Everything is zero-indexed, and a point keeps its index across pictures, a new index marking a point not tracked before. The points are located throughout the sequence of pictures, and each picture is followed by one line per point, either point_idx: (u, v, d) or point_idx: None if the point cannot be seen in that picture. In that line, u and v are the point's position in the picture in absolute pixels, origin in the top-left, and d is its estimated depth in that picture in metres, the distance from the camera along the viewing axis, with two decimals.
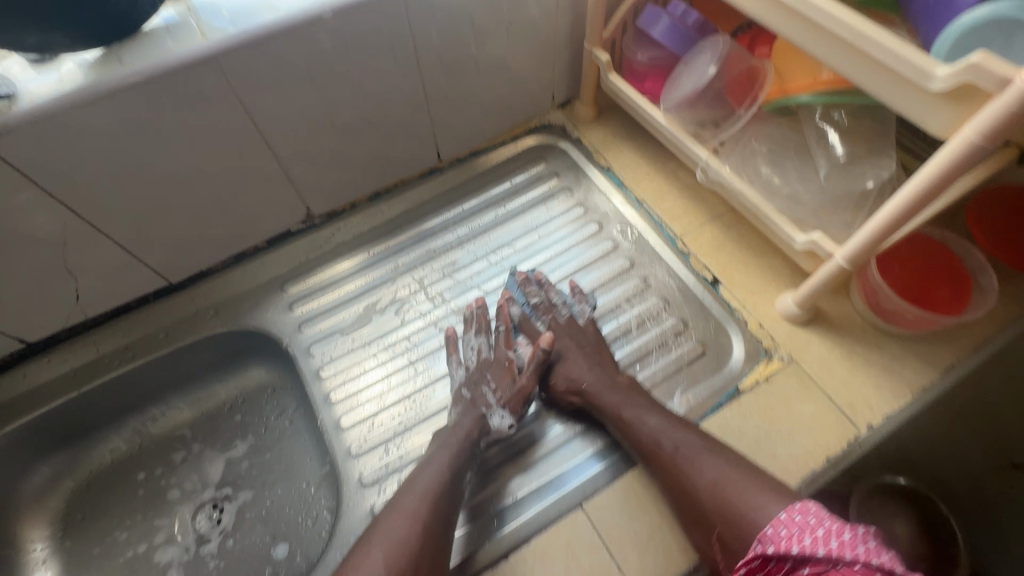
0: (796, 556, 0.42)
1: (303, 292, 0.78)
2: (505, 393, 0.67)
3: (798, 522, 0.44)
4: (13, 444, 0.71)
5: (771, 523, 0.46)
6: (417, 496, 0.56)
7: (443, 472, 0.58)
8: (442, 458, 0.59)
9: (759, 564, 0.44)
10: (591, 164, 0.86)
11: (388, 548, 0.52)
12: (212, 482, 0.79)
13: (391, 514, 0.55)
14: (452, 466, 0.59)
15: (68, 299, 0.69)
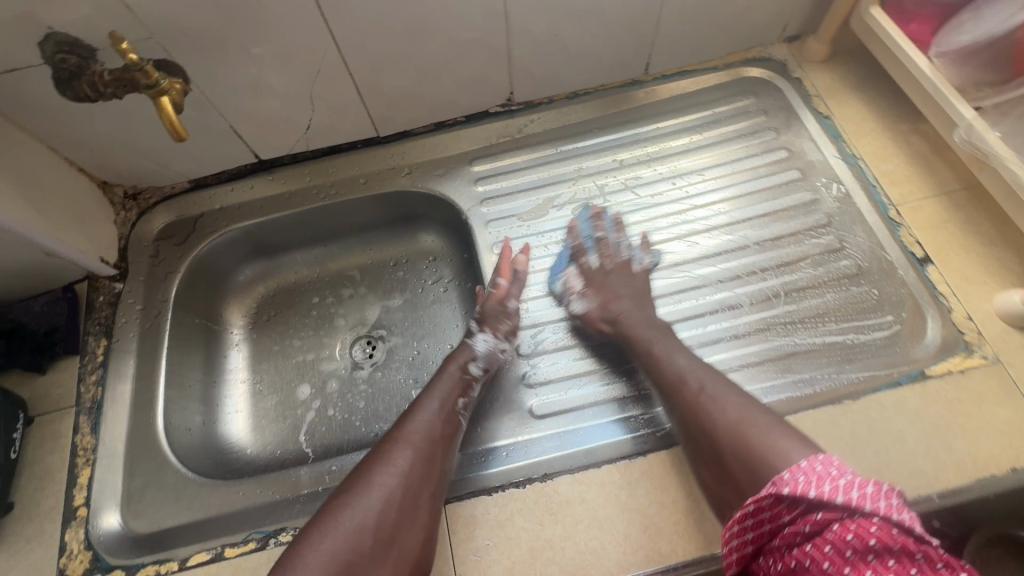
0: (811, 500, 0.41)
1: (489, 172, 0.82)
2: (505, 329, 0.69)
3: (818, 472, 0.43)
4: (233, 242, 0.83)
5: (789, 469, 0.45)
6: (422, 426, 0.59)
7: (443, 402, 0.62)
8: (443, 391, 0.63)
9: (769, 503, 0.44)
10: (806, 109, 0.80)
11: (384, 472, 0.54)
12: (370, 322, 0.88)
13: (391, 439, 0.57)
14: (453, 401, 0.62)
15: (301, 126, 0.78)
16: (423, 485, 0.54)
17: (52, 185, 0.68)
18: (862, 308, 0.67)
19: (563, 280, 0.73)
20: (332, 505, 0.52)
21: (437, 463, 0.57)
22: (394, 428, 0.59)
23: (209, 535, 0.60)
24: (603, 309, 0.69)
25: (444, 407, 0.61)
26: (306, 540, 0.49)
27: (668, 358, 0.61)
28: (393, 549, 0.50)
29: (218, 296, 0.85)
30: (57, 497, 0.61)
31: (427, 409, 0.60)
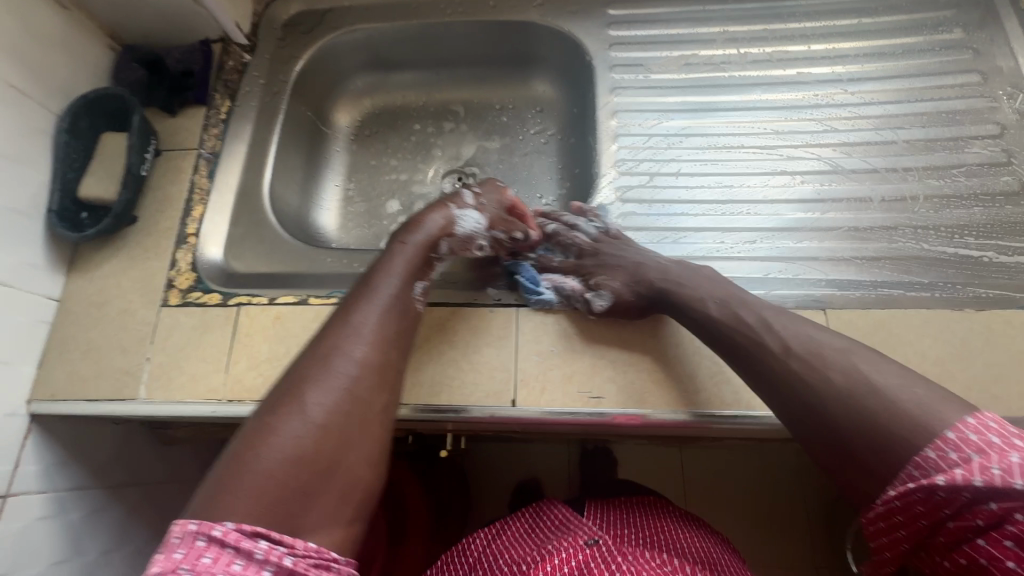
0: (975, 488, 0.37)
1: (625, 18, 0.76)
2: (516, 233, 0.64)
3: (970, 447, 0.38)
4: (354, 45, 0.83)
5: (933, 443, 0.39)
6: (362, 335, 0.49)
7: (395, 294, 0.53)
8: (394, 283, 0.54)
9: (919, 494, 0.39)
10: (1010, 9, 0.69)
11: (315, 383, 0.46)
12: (464, 158, 0.88)
13: (325, 341, 0.49)
14: (407, 293, 0.54)
15: None
16: (366, 393, 0.47)
17: None
18: (1013, 230, 0.59)
19: (556, 287, 0.60)
20: (248, 440, 0.43)
21: (383, 366, 0.49)
22: (332, 327, 0.50)
23: (296, 286, 0.64)
24: (631, 278, 0.58)
25: (395, 301, 0.53)
26: (225, 480, 0.41)
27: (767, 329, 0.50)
28: (337, 473, 0.44)
29: (329, 98, 0.87)
30: (172, 222, 0.67)
31: (372, 305, 0.52)
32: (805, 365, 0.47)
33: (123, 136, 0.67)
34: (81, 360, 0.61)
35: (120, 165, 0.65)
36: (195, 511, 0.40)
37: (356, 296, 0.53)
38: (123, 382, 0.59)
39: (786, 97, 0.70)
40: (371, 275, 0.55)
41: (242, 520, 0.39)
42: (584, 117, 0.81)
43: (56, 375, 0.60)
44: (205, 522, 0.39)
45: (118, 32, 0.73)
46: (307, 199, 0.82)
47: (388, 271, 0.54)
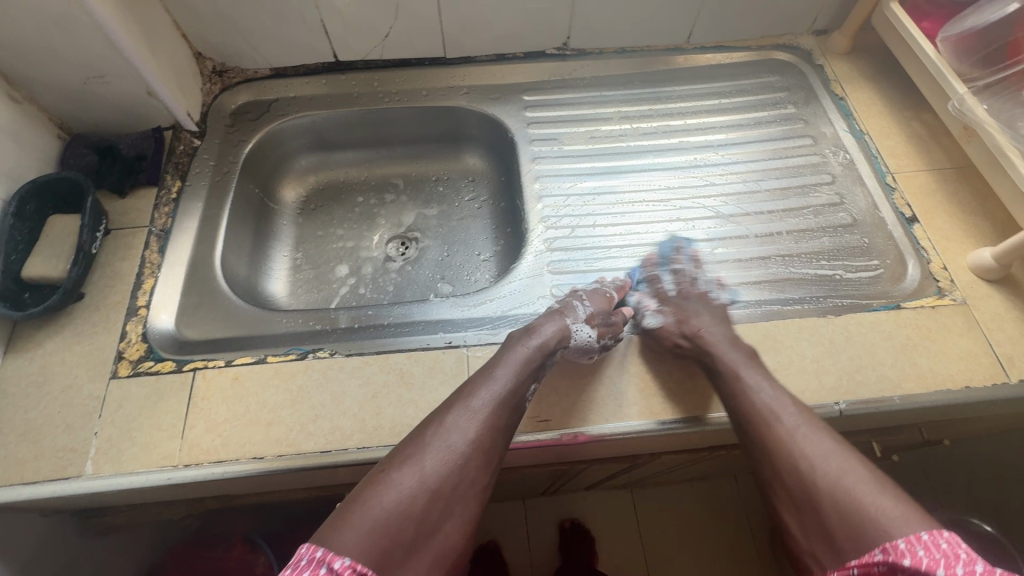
0: None
1: (538, 102, 0.91)
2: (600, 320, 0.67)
3: None
4: (299, 129, 0.92)
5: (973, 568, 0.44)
6: (474, 408, 0.57)
7: (512, 385, 0.60)
8: (509, 373, 0.60)
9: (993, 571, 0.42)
10: (825, 90, 0.90)
11: (430, 455, 0.53)
12: (404, 224, 0.96)
13: (442, 417, 0.56)
14: (520, 386, 0.60)
15: (381, 33, 0.87)
16: (471, 474, 0.54)
17: (160, 36, 0.77)
18: (853, 253, 0.75)
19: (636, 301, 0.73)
20: (372, 485, 0.51)
21: (489, 452, 0.56)
22: (451, 404, 0.58)
23: (253, 347, 0.66)
24: (682, 325, 0.67)
25: (509, 390, 0.59)
26: (346, 519, 0.48)
27: (759, 389, 0.59)
28: (434, 537, 0.51)
29: (276, 177, 0.93)
30: (123, 295, 0.68)
31: (486, 386, 0.59)
32: (796, 437, 0.55)
33: (74, 217, 0.69)
34: (19, 442, 0.58)
35: (71, 244, 0.67)
36: (314, 539, 0.47)
37: (475, 379, 0.60)
38: (69, 459, 0.58)
39: (672, 161, 0.86)
40: (491, 364, 0.62)
41: (356, 559, 0.45)
42: (510, 184, 0.93)
43: None
44: (326, 551, 0.45)
45: (67, 122, 0.76)
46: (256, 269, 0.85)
47: (505, 362, 0.61)
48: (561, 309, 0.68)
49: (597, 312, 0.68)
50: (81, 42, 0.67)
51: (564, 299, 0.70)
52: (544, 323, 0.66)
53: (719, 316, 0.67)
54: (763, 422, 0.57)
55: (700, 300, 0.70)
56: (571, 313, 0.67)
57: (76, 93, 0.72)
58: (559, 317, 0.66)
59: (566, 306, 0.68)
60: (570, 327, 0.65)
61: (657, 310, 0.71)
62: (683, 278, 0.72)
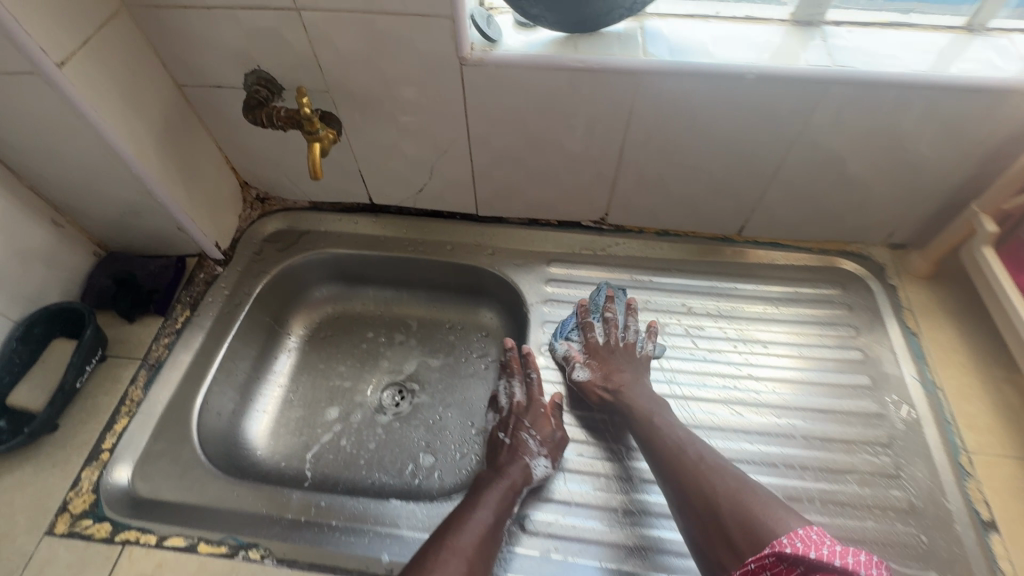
0: (810, 562, 0.42)
1: (562, 277, 0.86)
2: (543, 437, 0.70)
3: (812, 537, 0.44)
4: (322, 263, 0.92)
5: (789, 536, 0.46)
6: (470, 532, 0.57)
7: (494, 513, 0.61)
8: (494, 502, 0.62)
9: (771, 562, 0.45)
10: (895, 319, 0.78)
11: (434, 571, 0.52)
12: (406, 370, 0.92)
13: (438, 540, 0.57)
14: (503, 514, 0.62)
15: (414, 188, 0.87)
16: None
17: (204, 174, 0.81)
18: (905, 553, 0.60)
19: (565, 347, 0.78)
20: None
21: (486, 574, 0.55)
22: (441, 530, 0.58)
23: (191, 524, 0.62)
24: (606, 380, 0.74)
25: (494, 517, 0.61)
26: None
27: (669, 429, 0.66)
28: None
29: (290, 305, 0.93)
30: (92, 435, 0.67)
31: (476, 513, 0.60)
32: (702, 460, 0.60)
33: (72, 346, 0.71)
34: None
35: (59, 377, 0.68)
36: None
37: (461, 505, 0.62)
38: None
39: (694, 371, 0.76)
40: (471, 497, 0.63)
41: None
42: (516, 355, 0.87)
43: None
44: None
45: (105, 242, 0.80)
46: (242, 402, 0.83)
47: (490, 489, 0.64)
48: (516, 444, 0.69)
49: (540, 437, 0.70)
50: (120, 187, 0.71)
51: (512, 429, 0.72)
52: (508, 459, 0.68)
53: (640, 372, 0.74)
54: (676, 452, 0.63)
55: (625, 353, 0.76)
56: (525, 449, 0.68)
57: (113, 223, 0.76)
58: (516, 455, 0.68)
59: (517, 441, 0.69)
60: (530, 465, 0.67)
61: (585, 362, 0.76)
62: (611, 330, 0.77)
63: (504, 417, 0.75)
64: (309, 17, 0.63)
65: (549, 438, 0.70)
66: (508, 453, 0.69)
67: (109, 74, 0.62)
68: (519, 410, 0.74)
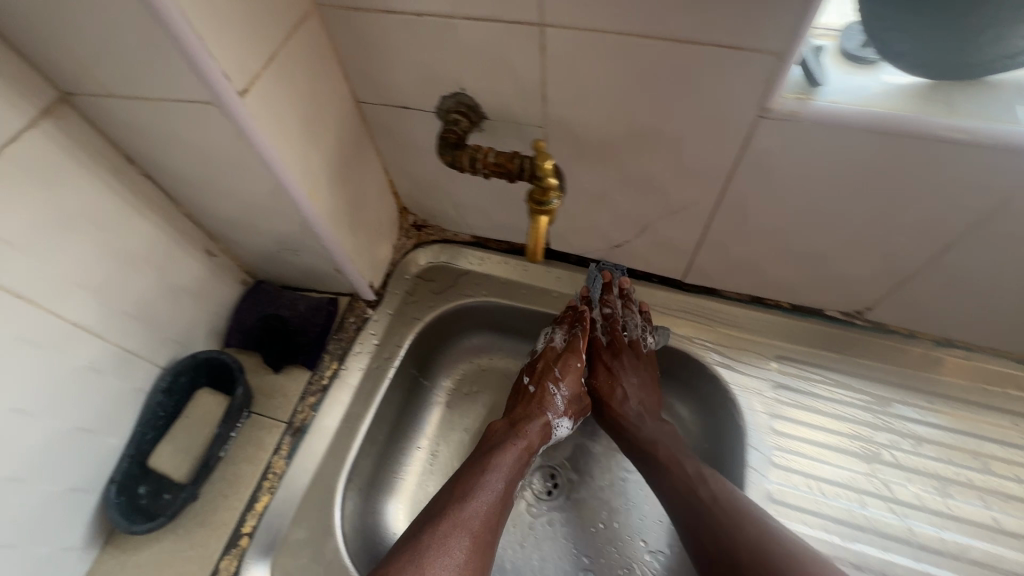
0: None
1: (793, 384, 0.65)
2: (572, 405, 0.70)
3: None
4: (479, 311, 0.77)
5: None
6: (480, 502, 0.57)
7: (507, 480, 0.60)
8: (509, 465, 0.61)
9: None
10: None
11: (443, 559, 0.52)
12: (567, 451, 0.77)
13: (454, 514, 0.55)
14: (516, 477, 0.61)
15: (610, 243, 0.69)
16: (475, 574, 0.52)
17: (368, 202, 0.67)
18: None
19: (547, 335, 0.73)
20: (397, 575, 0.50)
21: (489, 547, 0.55)
22: (455, 496, 0.57)
23: None
24: (627, 416, 0.69)
25: (505, 486, 0.60)
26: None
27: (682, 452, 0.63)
28: None
29: (438, 353, 0.79)
30: (231, 516, 0.58)
31: (489, 478, 0.59)
32: (720, 501, 0.56)
33: (219, 400, 0.62)
34: None
35: (203, 438, 0.60)
36: None
37: (475, 471, 0.60)
38: None
39: (995, 563, 0.54)
40: (484, 458, 0.61)
41: None
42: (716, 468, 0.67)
43: None
44: None
45: (255, 270, 0.70)
46: (382, 470, 0.71)
47: (508, 451, 0.62)
48: (542, 396, 0.68)
49: (564, 395, 0.69)
50: (280, 227, 0.59)
51: (540, 376, 0.69)
52: (530, 414, 0.67)
53: (649, 383, 0.70)
54: (687, 496, 0.59)
55: (625, 359, 0.71)
56: (550, 405, 0.68)
57: (268, 256, 0.65)
58: (542, 409, 0.67)
59: (545, 397, 0.68)
60: (552, 423, 0.68)
61: (568, 381, 0.70)
62: (612, 324, 0.71)
63: (534, 360, 0.71)
64: (555, 36, 0.45)
65: (570, 397, 0.69)
66: (532, 402, 0.68)
67: (290, 98, 0.49)
68: (550, 355, 0.70)
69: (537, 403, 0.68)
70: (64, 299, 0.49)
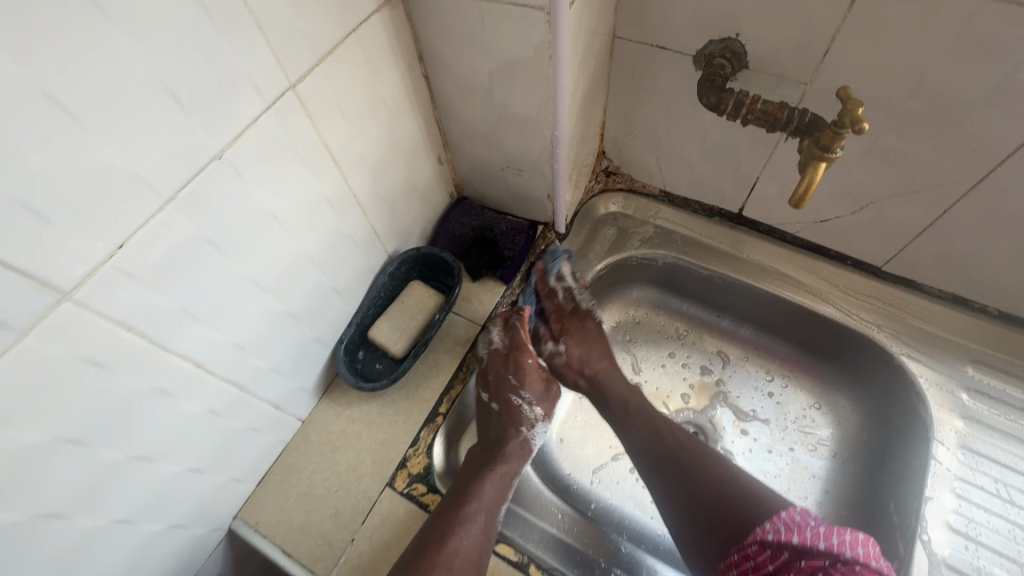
0: (794, 547, 0.43)
1: (987, 390, 0.64)
2: (540, 406, 0.67)
3: (795, 519, 0.45)
4: (656, 266, 0.80)
5: (771, 517, 0.47)
6: (470, 535, 0.52)
7: (492, 508, 0.55)
8: (492, 489, 0.56)
9: (755, 550, 0.46)
10: None
11: None
12: (713, 413, 0.79)
13: (438, 551, 0.50)
14: (503, 501, 0.57)
15: (818, 215, 0.68)
16: None
17: (585, 137, 0.71)
18: None
19: (490, 339, 0.66)
20: None
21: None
22: (432, 537, 0.51)
23: (519, 538, 0.57)
24: (604, 380, 0.69)
25: (489, 518, 0.54)
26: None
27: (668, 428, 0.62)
28: None
29: (604, 298, 0.83)
30: (432, 395, 0.65)
31: (474, 514, 0.53)
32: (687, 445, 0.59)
33: (429, 294, 0.68)
34: (297, 506, 0.59)
35: (416, 323, 0.66)
36: None
37: (451, 517, 0.53)
38: (322, 555, 0.56)
39: None
40: (459, 492, 0.56)
41: None
42: (884, 456, 0.68)
43: (271, 505, 0.60)
44: None
45: (463, 185, 0.75)
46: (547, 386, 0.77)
47: (490, 477, 0.57)
48: (511, 410, 0.64)
49: (534, 404, 0.66)
50: (521, 142, 0.63)
51: (501, 393, 0.64)
52: (506, 434, 0.62)
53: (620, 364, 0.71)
54: (658, 439, 0.61)
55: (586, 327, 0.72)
56: (523, 419, 0.64)
57: (487, 171, 0.70)
58: (516, 424, 0.63)
59: (516, 412, 0.63)
60: (529, 437, 0.64)
61: (530, 398, 0.66)
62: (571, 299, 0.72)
63: (483, 367, 0.65)
64: None
65: (540, 402, 0.67)
66: (504, 421, 0.63)
67: (586, 19, 0.52)
68: (498, 362, 0.65)
69: (510, 419, 0.63)
70: (353, 170, 0.55)
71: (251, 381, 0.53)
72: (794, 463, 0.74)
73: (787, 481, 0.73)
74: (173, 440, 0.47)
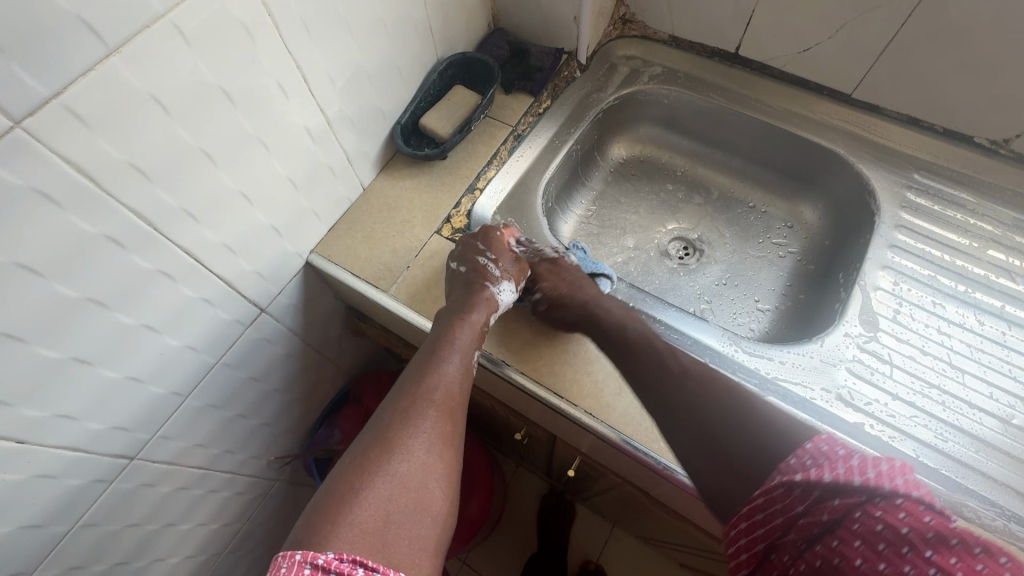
0: (825, 485, 0.39)
1: (926, 187, 0.78)
2: (508, 269, 0.68)
3: (827, 450, 0.40)
4: (661, 102, 0.93)
5: (794, 450, 0.42)
6: (445, 378, 0.58)
7: (466, 356, 0.61)
8: (465, 339, 0.62)
9: (774, 490, 0.42)
10: None
11: (409, 442, 0.52)
12: (700, 231, 0.94)
13: (418, 392, 0.56)
14: (475, 351, 0.63)
15: (801, 45, 0.81)
16: (449, 444, 0.54)
17: None
18: None
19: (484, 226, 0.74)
20: (353, 477, 0.48)
21: (460, 413, 0.57)
22: (404, 389, 0.57)
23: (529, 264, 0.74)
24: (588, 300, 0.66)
25: (464, 357, 0.61)
26: (367, 563, 0.42)
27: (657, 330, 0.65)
28: (439, 498, 0.50)
29: (615, 132, 0.96)
30: (471, 173, 0.79)
31: (450, 358, 0.60)
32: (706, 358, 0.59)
33: (471, 93, 0.80)
34: (361, 243, 0.74)
35: (461, 113, 0.79)
36: (300, 538, 0.44)
37: (429, 361, 0.59)
38: (383, 275, 0.72)
39: None
40: (434, 344, 0.61)
41: (340, 551, 0.43)
42: (839, 249, 0.83)
43: (340, 244, 0.74)
44: (308, 552, 0.42)
45: (500, 16, 0.88)
46: (563, 196, 0.90)
47: (462, 329, 0.62)
48: (478, 269, 0.67)
49: (500, 264, 0.68)
50: None
51: (468, 256, 0.69)
52: (472, 293, 0.66)
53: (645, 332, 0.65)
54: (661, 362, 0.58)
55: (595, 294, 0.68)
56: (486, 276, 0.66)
57: None
58: (482, 283, 0.66)
59: (481, 269, 0.67)
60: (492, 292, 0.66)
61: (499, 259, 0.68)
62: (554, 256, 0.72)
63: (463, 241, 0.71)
64: None
65: (508, 266, 0.69)
66: (470, 278, 0.67)
67: None
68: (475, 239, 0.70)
69: (474, 274, 0.67)
70: None
71: (334, 121, 0.66)
72: (766, 263, 0.89)
73: (758, 276, 0.87)
74: (284, 141, 0.60)
